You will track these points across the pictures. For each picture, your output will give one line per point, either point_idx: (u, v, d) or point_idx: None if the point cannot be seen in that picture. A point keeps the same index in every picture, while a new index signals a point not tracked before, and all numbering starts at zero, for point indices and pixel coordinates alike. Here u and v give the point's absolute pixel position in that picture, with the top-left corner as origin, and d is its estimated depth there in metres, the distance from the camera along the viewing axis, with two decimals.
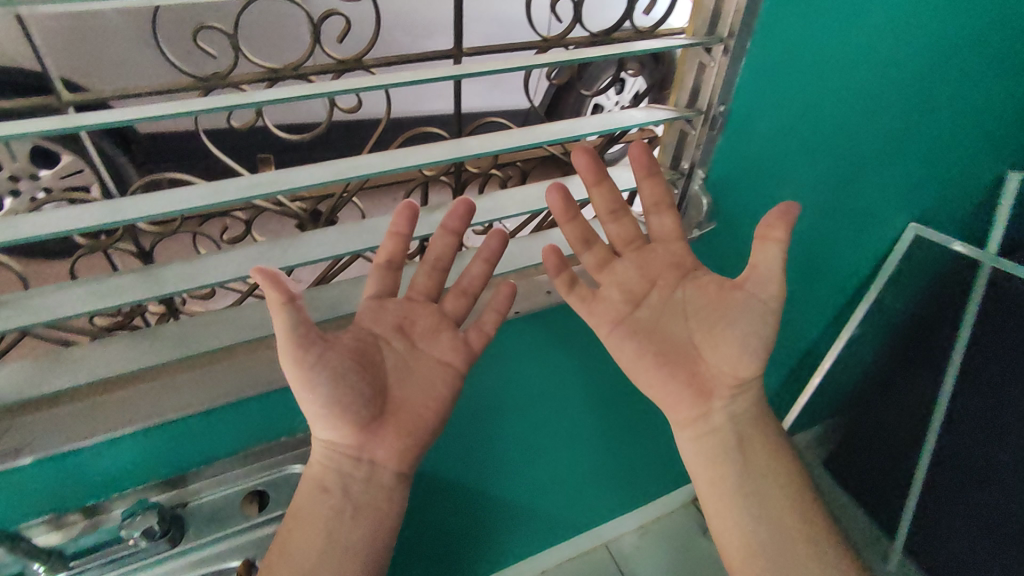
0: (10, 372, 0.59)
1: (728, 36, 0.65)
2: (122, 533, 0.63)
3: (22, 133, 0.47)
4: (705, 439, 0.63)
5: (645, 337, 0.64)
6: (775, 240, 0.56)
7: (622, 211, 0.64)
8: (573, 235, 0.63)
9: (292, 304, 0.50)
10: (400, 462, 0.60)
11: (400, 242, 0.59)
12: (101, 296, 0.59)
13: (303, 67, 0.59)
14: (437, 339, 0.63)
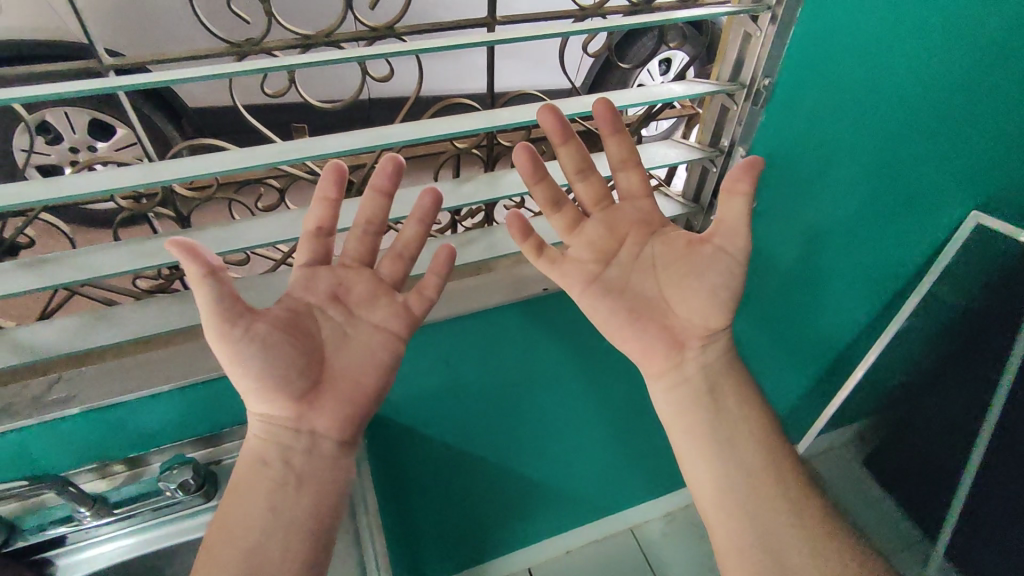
0: (60, 327, 0.62)
1: (777, 3, 0.62)
2: (160, 485, 0.64)
3: (66, 94, 0.49)
4: (678, 390, 0.57)
5: (615, 298, 0.58)
6: (738, 193, 0.51)
7: (592, 170, 0.59)
8: (544, 199, 0.57)
9: (215, 276, 0.46)
10: (342, 431, 0.54)
11: (329, 205, 0.55)
12: (144, 256, 0.61)
13: (335, 34, 0.59)
14: (374, 306, 0.58)
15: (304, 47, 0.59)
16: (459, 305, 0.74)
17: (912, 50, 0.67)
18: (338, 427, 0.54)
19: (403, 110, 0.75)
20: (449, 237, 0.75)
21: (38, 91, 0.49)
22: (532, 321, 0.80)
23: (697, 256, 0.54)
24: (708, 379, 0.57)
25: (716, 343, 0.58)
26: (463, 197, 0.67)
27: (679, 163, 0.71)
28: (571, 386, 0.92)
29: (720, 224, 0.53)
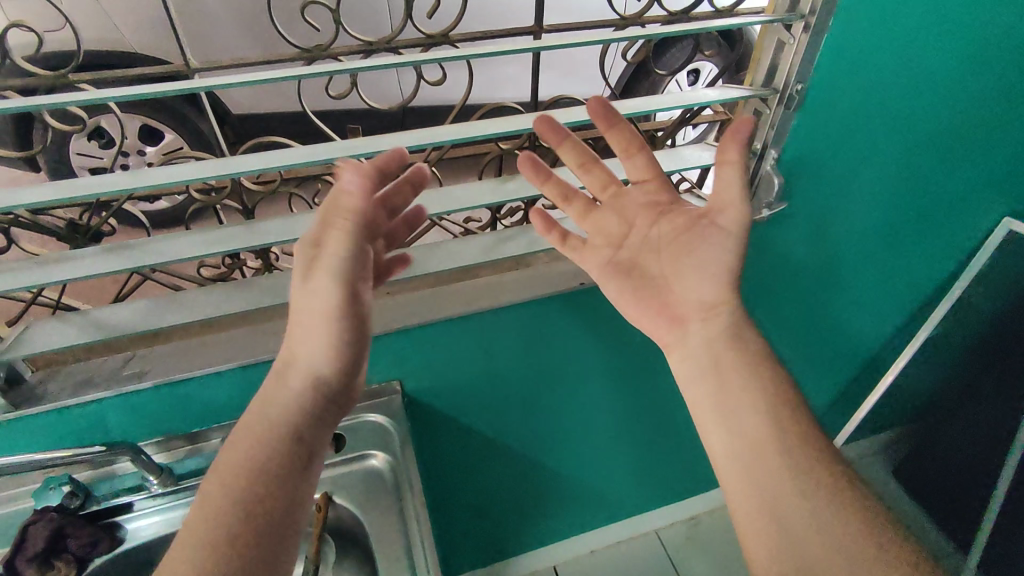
0: (134, 308, 0.67)
1: (810, 12, 0.64)
2: None
3: (157, 95, 0.54)
4: (692, 371, 0.58)
5: (630, 277, 0.61)
6: (727, 162, 0.54)
7: (591, 164, 0.63)
8: (551, 195, 0.64)
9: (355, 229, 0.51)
10: None
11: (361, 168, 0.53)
12: (211, 244, 0.66)
13: (395, 41, 0.64)
14: None
15: (367, 52, 0.64)
16: (496, 296, 0.77)
17: (948, 57, 0.69)
18: None
19: (454, 113, 0.78)
20: (490, 232, 0.79)
21: (133, 90, 0.54)
22: (559, 315, 0.82)
23: (706, 235, 0.57)
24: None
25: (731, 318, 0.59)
26: (507, 193, 0.71)
27: (712, 165, 0.74)
28: (599, 381, 0.94)
29: (727, 204, 0.56)
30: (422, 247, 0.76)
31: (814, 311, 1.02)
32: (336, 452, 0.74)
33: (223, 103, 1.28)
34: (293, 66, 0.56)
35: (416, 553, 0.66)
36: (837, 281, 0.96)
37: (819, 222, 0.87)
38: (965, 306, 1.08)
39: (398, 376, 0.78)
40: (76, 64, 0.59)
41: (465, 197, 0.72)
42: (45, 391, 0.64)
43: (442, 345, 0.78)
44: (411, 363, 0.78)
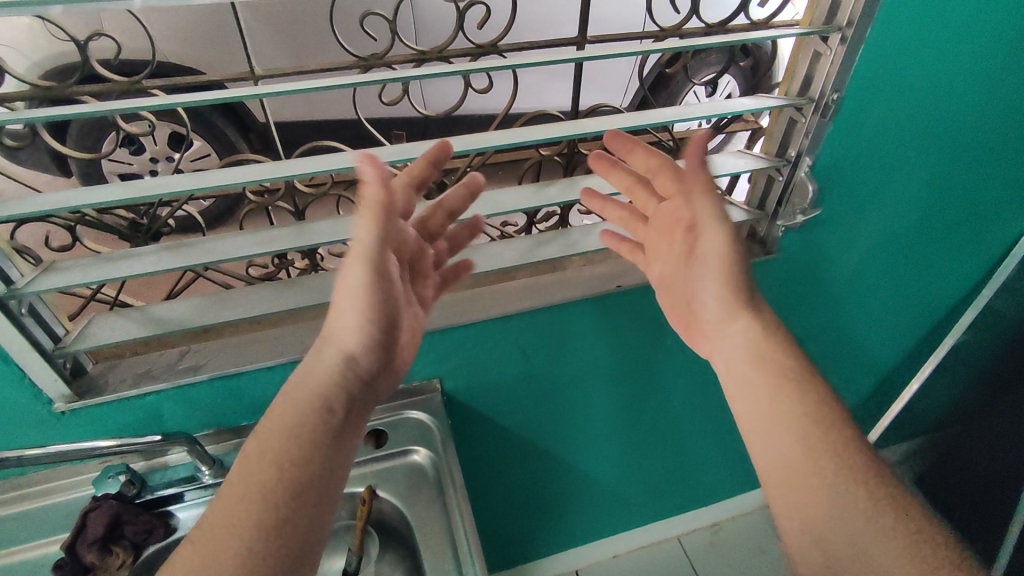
0: (189, 305, 0.69)
1: (848, 24, 0.66)
2: None
3: (225, 101, 0.56)
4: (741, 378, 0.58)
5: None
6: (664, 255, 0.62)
7: (637, 186, 0.68)
8: (614, 217, 0.71)
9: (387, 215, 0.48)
10: (380, 387, 0.55)
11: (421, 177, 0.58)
12: (261, 244, 0.68)
13: (447, 50, 0.66)
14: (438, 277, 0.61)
15: (420, 61, 0.67)
16: (533, 297, 0.80)
17: (984, 50, 0.71)
18: (380, 385, 0.55)
19: (498, 119, 0.81)
20: (527, 236, 0.81)
21: (201, 95, 0.56)
22: (595, 317, 0.84)
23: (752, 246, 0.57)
24: (774, 369, 0.57)
25: (776, 332, 0.59)
26: (549, 197, 0.73)
27: (746, 172, 0.76)
28: (630, 383, 0.95)
29: None
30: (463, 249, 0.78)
31: (847, 315, 1.01)
32: (375, 448, 0.77)
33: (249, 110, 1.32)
34: (349, 74, 0.59)
35: (461, 540, 0.68)
36: (866, 285, 0.97)
37: (851, 227, 0.87)
38: (994, 314, 1.08)
39: (438, 375, 0.81)
40: (148, 71, 0.62)
41: (505, 201, 0.74)
42: (105, 382, 0.66)
43: (479, 345, 0.81)
44: (451, 361, 0.81)
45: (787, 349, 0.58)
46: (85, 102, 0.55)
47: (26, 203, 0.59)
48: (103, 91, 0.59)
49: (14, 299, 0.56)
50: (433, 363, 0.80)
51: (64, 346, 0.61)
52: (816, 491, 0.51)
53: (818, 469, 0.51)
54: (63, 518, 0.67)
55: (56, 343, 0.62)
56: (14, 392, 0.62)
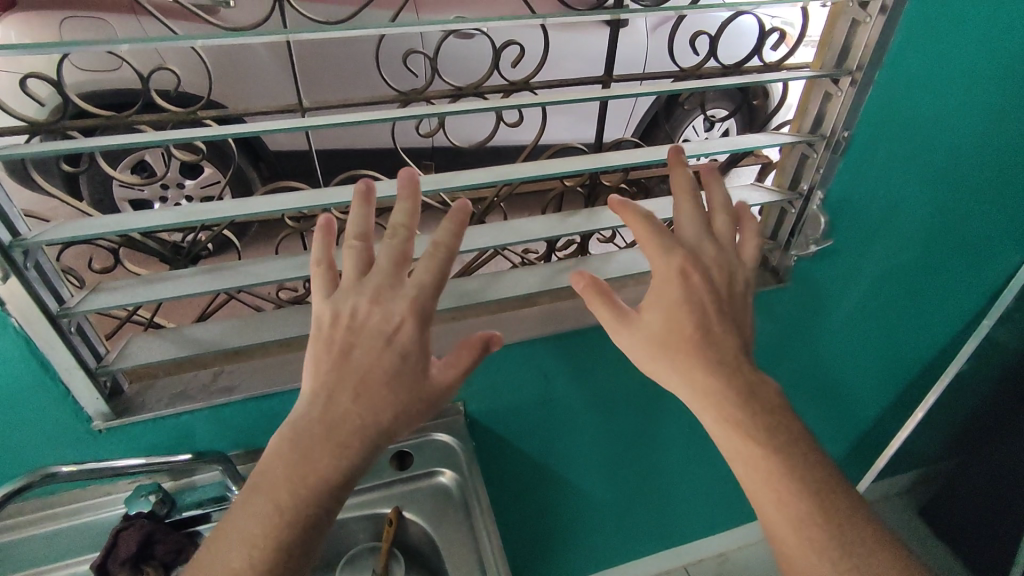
0: (222, 327, 0.70)
1: (857, 68, 0.70)
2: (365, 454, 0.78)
3: (278, 130, 0.57)
4: None
5: None
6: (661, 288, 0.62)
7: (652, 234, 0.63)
8: None
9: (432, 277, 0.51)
10: None
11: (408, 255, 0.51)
12: (296, 269, 0.69)
13: (481, 86, 0.70)
14: None
15: (455, 96, 0.70)
16: (549, 325, 0.82)
17: (980, 92, 0.76)
18: None
19: (525, 151, 0.85)
20: (547, 264, 0.83)
21: (250, 125, 0.57)
22: (613, 346, 0.87)
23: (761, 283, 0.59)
24: None
25: None
26: (571, 227, 0.76)
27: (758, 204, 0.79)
28: (644, 411, 0.97)
29: None
30: (486, 276, 0.80)
31: (849, 345, 1.04)
32: (398, 470, 0.78)
33: (260, 140, 1.40)
34: (387, 108, 0.60)
35: (489, 568, 0.69)
36: (872, 317, 1.01)
37: (855, 261, 0.91)
38: (995, 345, 1.12)
39: (463, 399, 0.82)
40: (202, 102, 0.65)
41: (529, 231, 0.76)
42: (141, 402, 0.67)
43: (498, 370, 0.82)
44: (473, 385, 0.82)
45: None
46: (144, 131, 0.56)
47: (67, 229, 0.56)
48: (161, 120, 0.62)
49: (66, 318, 0.57)
50: (460, 387, 0.82)
51: (107, 364, 0.63)
52: (819, 528, 0.51)
53: (825, 507, 0.51)
54: (89, 539, 0.67)
55: (98, 361, 0.64)
56: (55, 407, 0.63)
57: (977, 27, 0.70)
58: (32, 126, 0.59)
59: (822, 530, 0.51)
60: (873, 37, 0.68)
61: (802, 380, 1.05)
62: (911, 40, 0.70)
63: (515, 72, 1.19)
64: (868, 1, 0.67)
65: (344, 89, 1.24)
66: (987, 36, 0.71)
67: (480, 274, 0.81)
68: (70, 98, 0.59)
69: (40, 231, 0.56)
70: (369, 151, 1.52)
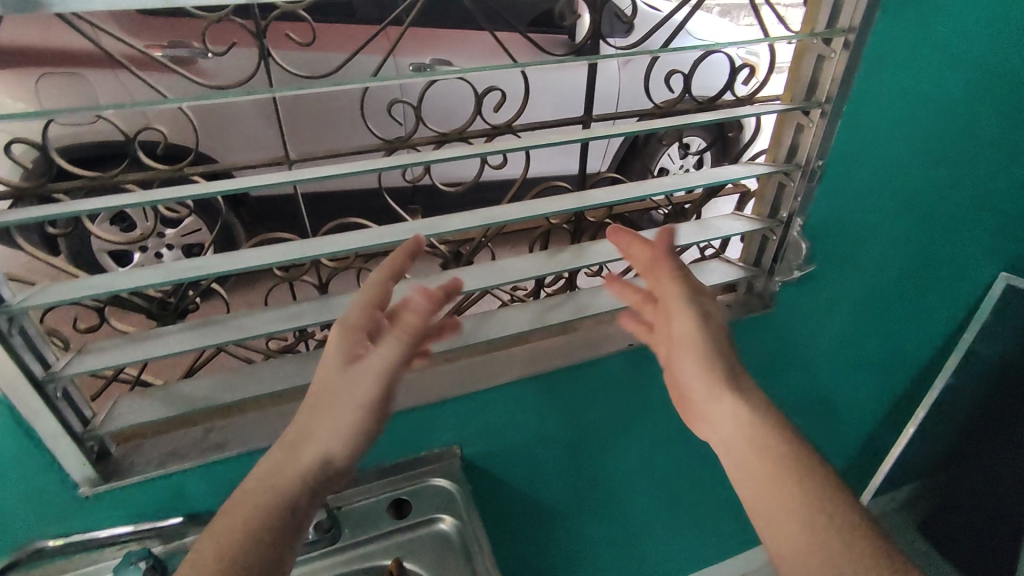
0: (213, 382, 0.69)
1: (826, 100, 0.73)
2: (365, 500, 0.77)
3: (265, 186, 0.57)
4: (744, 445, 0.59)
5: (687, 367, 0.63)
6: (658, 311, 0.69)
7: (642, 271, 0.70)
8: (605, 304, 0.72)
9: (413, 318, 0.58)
10: None
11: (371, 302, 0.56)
12: (287, 320, 0.68)
13: (465, 132, 0.71)
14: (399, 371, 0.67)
15: (440, 143, 0.72)
16: (542, 362, 0.82)
17: (942, 120, 0.80)
18: None
19: (510, 192, 0.87)
20: (537, 301, 0.84)
21: (236, 181, 0.57)
22: (606, 380, 0.87)
23: None
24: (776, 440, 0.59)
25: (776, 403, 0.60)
26: (559, 265, 0.77)
27: (740, 234, 0.81)
28: (641, 442, 0.97)
29: None
30: (477, 316, 0.81)
31: (837, 365, 1.05)
32: (397, 518, 0.76)
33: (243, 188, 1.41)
34: (373, 158, 0.61)
35: None
36: (856, 337, 1.03)
37: (836, 284, 0.93)
38: (976, 356, 1.15)
39: (460, 442, 0.81)
40: (187, 158, 0.65)
41: (518, 270, 0.77)
42: (130, 464, 0.65)
43: (494, 411, 0.82)
44: (469, 427, 0.81)
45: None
46: (131, 192, 0.56)
47: (53, 292, 0.55)
48: (146, 178, 0.62)
49: (52, 382, 0.56)
50: (456, 430, 0.81)
51: (95, 428, 0.61)
52: (826, 560, 0.50)
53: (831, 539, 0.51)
54: None
55: (85, 425, 0.62)
56: (42, 476, 0.61)
57: (935, 56, 0.74)
58: (15, 190, 0.59)
59: (830, 562, 0.50)
60: (838, 72, 0.71)
61: (794, 403, 1.06)
62: (874, 73, 0.73)
63: (497, 115, 1.23)
64: (830, 39, 0.70)
65: (328, 139, 1.26)
66: (946, 64, 0.75)
67: (471, 314, 0.82)
68: (55, 161, 0.59)
69: (25, 296, 0.55)
70: (354, 193, 1.54)
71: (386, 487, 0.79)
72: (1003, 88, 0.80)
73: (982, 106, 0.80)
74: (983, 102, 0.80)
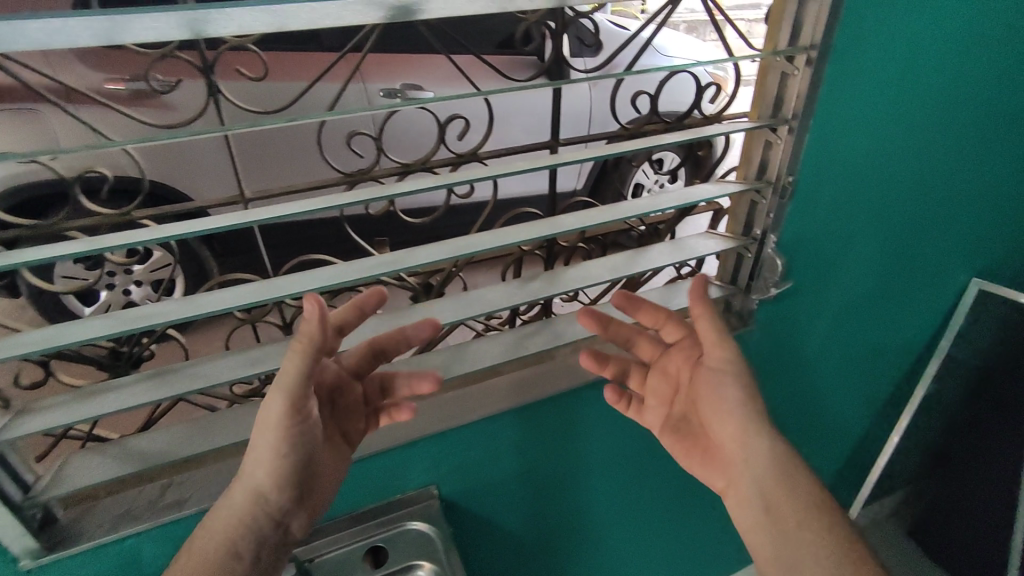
0: (172, 435, 0.66)
1: (792, 117, 0.73)
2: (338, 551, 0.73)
3: (220, 228, 0.54)
4: None
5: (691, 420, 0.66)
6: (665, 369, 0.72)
7: (636, 337, 0.74)
8: (614, 373, 0.73)
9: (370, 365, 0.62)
10: None
11: (312, 349, 0.52)
12: (250, 365, 0.65)
13: (429, 161, 0.69)
14: (353, 418, 0.64)
15: (404, 173, 0.70)
16: (519, 394, 0.79)
17: (906, 133, 0.81)
18: None
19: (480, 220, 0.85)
20: (512, 330, 0.82)
21: (189, 225, 0.54)
22: (586, 408, 0.85)
23: None
24: None
25: None
26: (532, 293, 0.75)
27: (715, 253, 0.80)
28: (626, 470, 0.94)
29: None
30: (450, 349, 0.78)
31: (818, 380, 1.05)
32: (372, 568, 0.72)
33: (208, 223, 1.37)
34: (335, 194, 0.58)
35: None
36: (835, 351, 1.02)
37: (812, 299, 0.92)
38: (953, 362, 1.16)
39: (436, 481, 0.78)
40: (136, 200, 0.62)
41: (490, 300, 0.75)
42: (80, 529, 0.61)
43: (471, 447, 0.79)
44: (446, 465, 0.78)
45: (773, 442, 0.61)
46: (74, 239, 0.53)
47: None
48: (91, 223, 0.59)
49: None
50: (432, 469, 0.78)
51: (36, 495, 0.57)
52: None
53: None
54: None
55: (26, 493, 0.58)
56: None
57: (896, 69, 0.74)
58: None
59: None
60: (803, 88, 0.71)
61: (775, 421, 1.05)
62: (838, 89, 0.73)
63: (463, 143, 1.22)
64: (793, 56, 0.70)
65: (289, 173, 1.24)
66: (909, 76, 0.75)
67: (444, 347, 0.79)
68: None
69: None
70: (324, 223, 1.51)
71: (358, 535, 0.74)
72: (961, 101, 0.81)
73: (943, 119, 0.81)
74: (944, 115, 0.81)
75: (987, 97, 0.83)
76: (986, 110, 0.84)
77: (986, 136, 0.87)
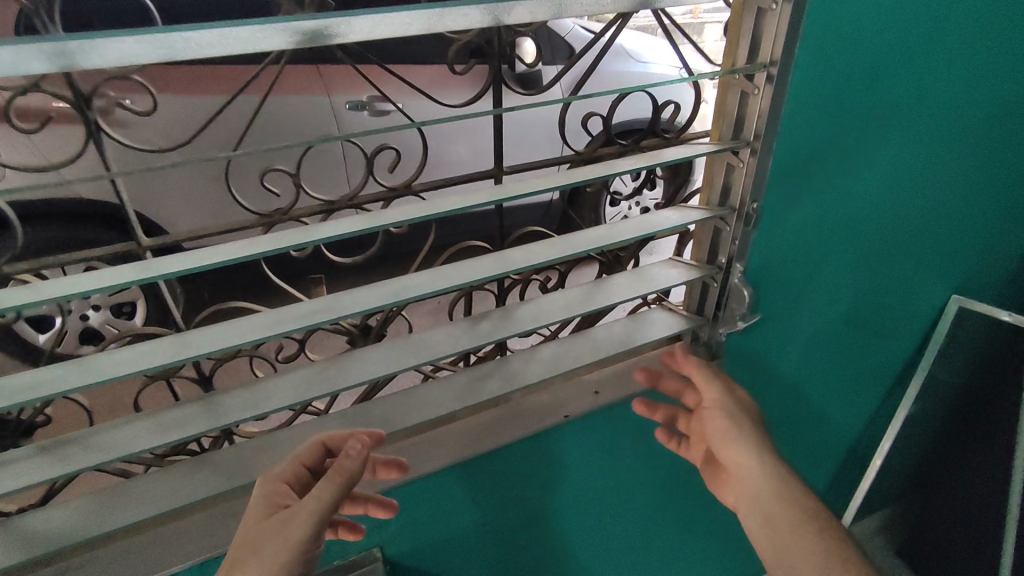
0: (74, 511, 0.59)
1: (754, 138, 0.67)
2: None
3: (112, 287, 0.47)
4: None
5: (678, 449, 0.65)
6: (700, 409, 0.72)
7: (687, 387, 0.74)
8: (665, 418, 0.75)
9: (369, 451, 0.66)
10: None
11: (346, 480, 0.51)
12: (161, 431, 0.59)
13: (357, 197, 0.64)
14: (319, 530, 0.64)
15: (329, 211, 0.64)
16: (472, 443, 0.73)
17: (875, 152, 0.76)
18: None
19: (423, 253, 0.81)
20: (465, 371, 0.76)
21: (73, 286, 0.47)
22: (547, 453, 0.78)
23: None
24: None
25: None
26: (480, 336, 0.69)
27: (679, 285, 0.74)
28: (597, 514, 0.88)
29: None
30: (394, 397, 0.72)
31: (795, 407, 0.99)
32: None
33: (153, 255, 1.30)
34: (251, 241, 0.52)
35: None
36: (812, 376, 0.97)
37: (784, 325, 0.87)
38: (933, 380, 1.12)
39: (383, 542, 0.71)
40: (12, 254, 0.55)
41: (434, 344, 0.69)
42: None
43: (421, 503, 0.72)
44: (393, 524, 0.71)
45: None
46: None
47: None
48: None
49: None
50: (378, 529, 0.71)
51: None
52: None
53: None
54: None
55: None
56: None
57: (861, 86, 0.69)
58: None
59: None
60: (764, 108, 0.65)
61: None
62: (801, 107, 0.68)
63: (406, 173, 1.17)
64: (752, 74, 0.64)
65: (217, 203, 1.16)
66: (875, 92, 0.71)
67: (388, 394, 0.73)
68: None
69: None
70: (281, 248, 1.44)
71: None
72: (931, 116, 0.77)
73: (913, 135, 0.77)
74: (913, 131, 0.77)
75: (957, 111, 0.78)
76: (957, 124, 0.80)
77: (957, 150, 0.83)
